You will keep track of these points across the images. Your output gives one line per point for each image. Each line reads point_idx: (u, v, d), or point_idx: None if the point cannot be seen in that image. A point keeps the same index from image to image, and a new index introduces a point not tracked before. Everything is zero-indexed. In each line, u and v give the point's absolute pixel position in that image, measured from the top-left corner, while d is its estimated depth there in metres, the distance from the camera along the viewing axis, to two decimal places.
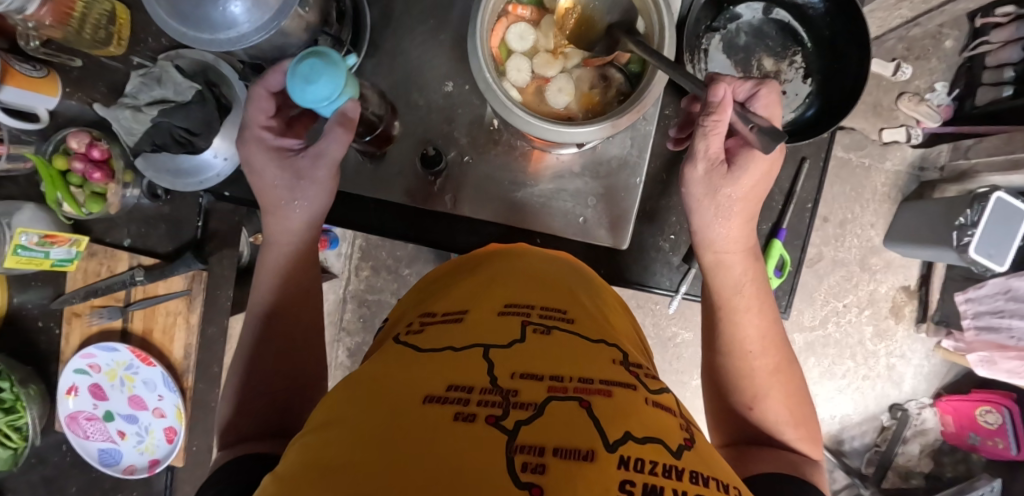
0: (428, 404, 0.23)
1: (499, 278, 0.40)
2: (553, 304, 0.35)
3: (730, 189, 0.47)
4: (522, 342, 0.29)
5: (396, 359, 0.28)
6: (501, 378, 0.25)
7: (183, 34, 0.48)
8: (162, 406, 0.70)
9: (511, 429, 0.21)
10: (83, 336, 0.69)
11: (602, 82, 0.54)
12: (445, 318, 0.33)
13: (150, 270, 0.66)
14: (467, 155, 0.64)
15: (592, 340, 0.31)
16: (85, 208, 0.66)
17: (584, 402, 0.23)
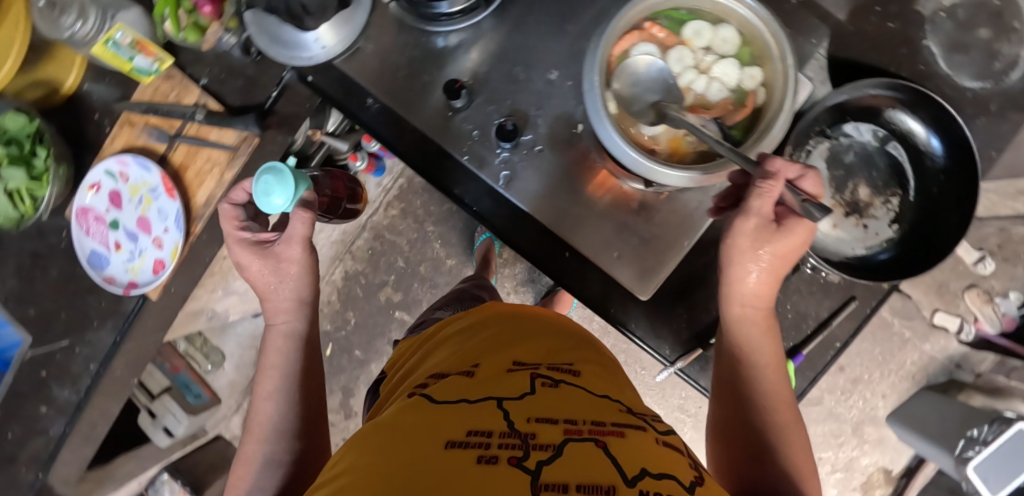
0: (452, 448, 0.28)
1: (502, 339, 0.46)
2: (561, 360, 0.42)
3: (771, 247, 0.46)
4: (533, 393, 0.35)
5: (416, 408, 0.34)
6: (518, 424, 0.31)
7: None
8: (163, 238, 0.70)
9: (533, 469, 0.26)
10: (127, 144, 0.70)
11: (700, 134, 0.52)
12: (457, 374, 0.39)
13: (212, 114, 0.66)
14: (541, 144, 0.63)
15: (597, 394, 0.37)
16: (181, 32, 0.66)
17: (600, 443, 0.29)
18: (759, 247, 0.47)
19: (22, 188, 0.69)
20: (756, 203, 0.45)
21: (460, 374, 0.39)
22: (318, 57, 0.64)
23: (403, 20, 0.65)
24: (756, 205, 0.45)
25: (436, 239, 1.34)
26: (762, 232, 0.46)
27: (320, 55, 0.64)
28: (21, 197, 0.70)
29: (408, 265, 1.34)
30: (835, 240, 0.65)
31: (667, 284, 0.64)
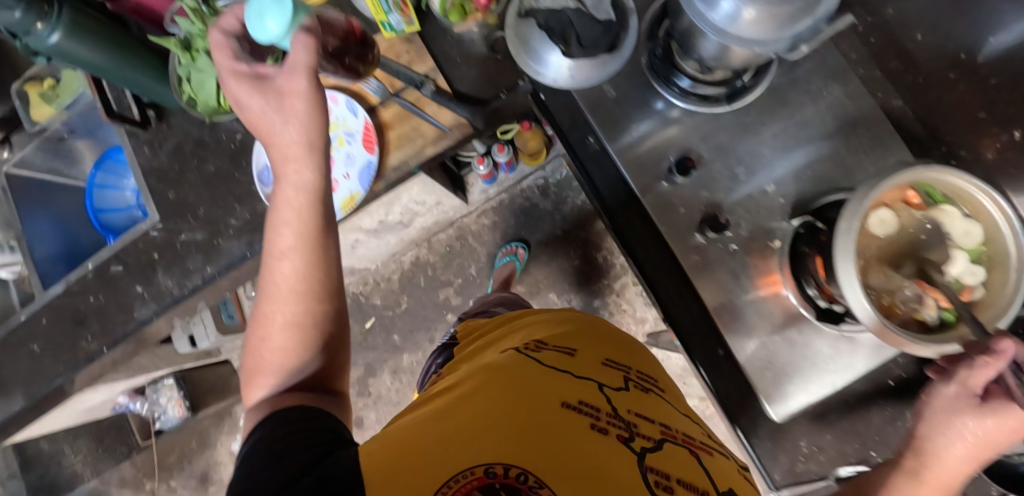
0: (568, 409, 0.37)
1: (583, 330, 0.52)
2: (645, 372, 0.49)
3: (974, 423, 0.44)
4: (627, 390, 0.43)
5: (533, 371, 0.41)
6: (622, 411, 0.39)
7: None
8: (338, 182, 0.69)
9: (637, 450, 0.35)
10: (341, 82, 0.72)
11: (917, 305, 0.53)
12: (560, 350, 0.46)
13: (440, 92, 0.67)
14: (737, 245, 0.65)
15: (674, 407, 0.45)
16: (443, 10, 0.67)
17: (684, 447, 0.38)
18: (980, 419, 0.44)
19: None
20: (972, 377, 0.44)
21: (563, 353, 0.46)
22: (562, 83, 0.66)
23: (646, 72, 0.67)
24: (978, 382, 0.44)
25: None
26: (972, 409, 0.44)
27: (565, 82, 0.66)
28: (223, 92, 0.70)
29: (479, 275, 1.35)
30: None
31: (800, 414, 0.65)
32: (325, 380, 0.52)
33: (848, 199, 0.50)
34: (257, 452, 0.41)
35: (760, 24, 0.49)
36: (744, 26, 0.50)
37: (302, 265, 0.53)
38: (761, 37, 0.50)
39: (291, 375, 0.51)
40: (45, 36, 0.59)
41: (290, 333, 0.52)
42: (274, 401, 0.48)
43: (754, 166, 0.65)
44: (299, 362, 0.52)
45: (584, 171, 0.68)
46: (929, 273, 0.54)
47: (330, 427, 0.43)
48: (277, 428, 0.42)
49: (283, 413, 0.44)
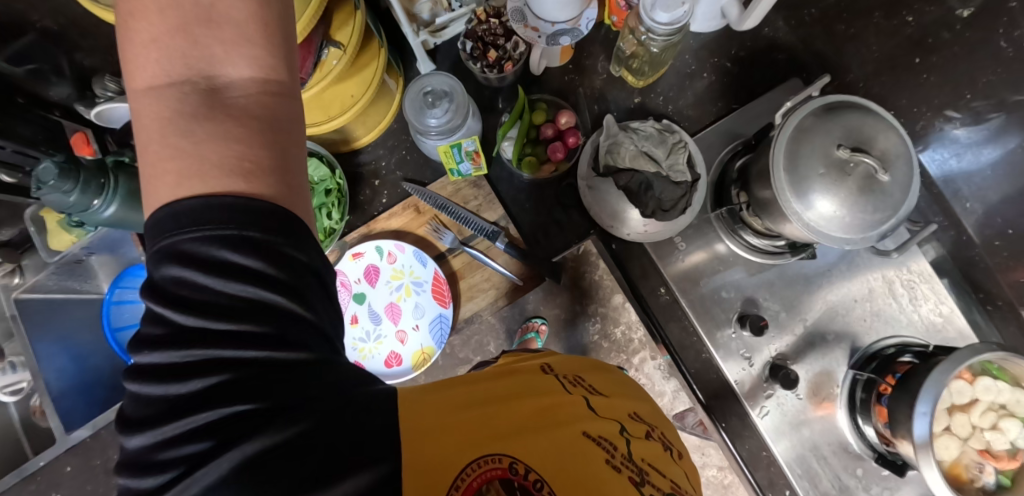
0: (590, 441, 0.31)
1: (643, 393, 0.42)
2: (672, 430, 0.41)
3: None
4: (651, 440, 0.36)
5: (540, 388, 0.34)
6: (635, 457, 0.32)
7: (779, 190, 0.54)
8: (409, 334, 0.67)
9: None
10: (406, 226, 0.70)
11: (979, 471, 0.58)
12: (589, 386, 0.37)
13: (513, 244, 0.66)
14: (802, 393, 0.69)
15: (693, 482, 0.38)
16: (516, 158, 0.68)
17: None
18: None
19: None
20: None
21: (588, 385, 0.37)
22: (636, 236, 0.68)
23: (707, 221, 0.72)
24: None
25: None
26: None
27: (639, 235, 0.68)
28: None
29: None
30: None
31: None
32: (260, 167, 0.28)
33: (930, 378, 0.56)
34: (254, 351, 0.24)
35: (851, 227, 0.53)
36: (834, 228, 0.53)
37: (266, 84, 0.30)
38: (849, 236, 0.54)
39: (197, 129, 0.28)
40: (100, 211, 0.54)
41: (184, 35, 0.29)
42: (177, 139, 0.28)
43: (815, 317, 0.70)
44: (189, 95, 0.29)
45: (654, 323, 0.71)
46: (989, 443, 0.59)
47: (274, 223, 0.27)
48: (198, 204, 0.26)
49: (220, 204, 0.26)
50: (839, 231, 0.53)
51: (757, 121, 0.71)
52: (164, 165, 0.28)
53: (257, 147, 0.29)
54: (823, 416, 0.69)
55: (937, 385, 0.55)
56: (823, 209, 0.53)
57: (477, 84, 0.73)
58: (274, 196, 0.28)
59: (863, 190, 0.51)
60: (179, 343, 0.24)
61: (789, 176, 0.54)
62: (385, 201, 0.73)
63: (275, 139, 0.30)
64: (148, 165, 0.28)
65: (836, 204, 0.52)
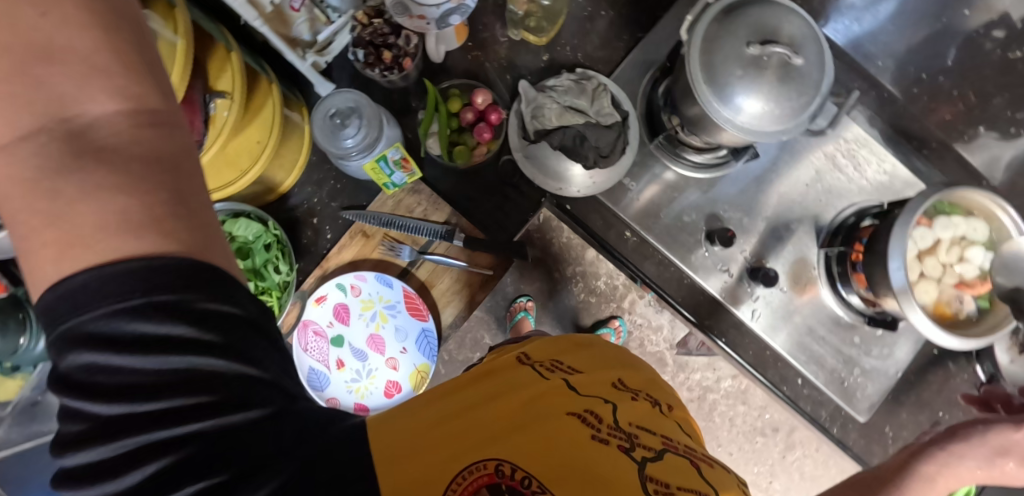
0: (572, 419, 0.30)
1: (628, 360, 0.41)
2: (659, 387, 0.40)
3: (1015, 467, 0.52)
4: (637, 401, 0.35)
5: (520, 380, 0.33)
6: (623, 424, 0.32)
7: (706, 103, 0.54)
8: (399, 358, 0.66)
9: (641, 462, 0.30)
10: (359, 255, 0.67)
11: (959, 303, 0.61)
12: (569, 368, 0.36)
13: (472, 238, 0.65)
14: (784, 284, 0.71)
15: (685, 429, 0.37)
16: (446, 152, 0.66)
17: (690, 462, 0.32)
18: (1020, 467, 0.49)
19: None
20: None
21: (567, 366, 0.37)
22: (586, 189, 0.68)
23: (651, 153, 0.71)
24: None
25: None
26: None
27: (590, 187, 0.67)
28: None
29: None
30: None
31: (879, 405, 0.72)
32: (167, 217, 0.22)
33: (895, 234, 0.57)
34: (200, 426, 0.21)
35: (780, 117, 0.54)
36: (767, 122, 0.54)
37: (139, 115, 0.23)
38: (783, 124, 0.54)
39: (67, 184, 0.22)
40: (31, 346, 0.50)
41: (19, 75, 0.21)
42: (42, 202, 0.22)
43: (776, 213, 0.72)
44: (51, 147, 0.22)
45: (629, 266, 0.71)
46: (962, 274, 0.62)
47: (196, 278, 0.22)
48: (88, 275, 0.20)
49: (112, 271, 0.20)
50: (772, 123, 0.54)
51: (665, 42, 0.71)
52: (38, 236, 0.22)
53: (146, 192, 0.22)
54: (809, 299, 0.71)
55: (903, 240, 0.57)
56: (751, 109, 0.53)
57: (384, 91, 0.70)
58: (187, 251, 0.22)
59: (782, 78, 0.52)
60: (104, 439, 0.20)
61: (711, 88, 0.54)
62: (331, 236, 0.69)
63: (181, 188, 0.24)
64: (12, 234, 0.23)
65: (762, 100, 0.53)
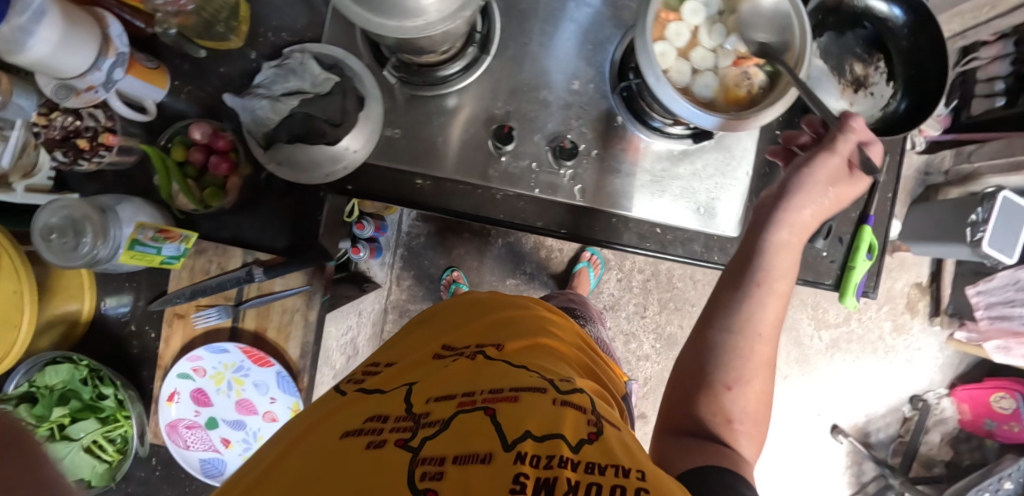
0: (348, 438, 0.33)
1: (460, 318, 0.54)
2: (487, 340, 0.47)
3: (833, 185, 0.56)
4: (452, 366, 0.42)
5: (343, 402, 0.40)
6: (420, 405, 0.36)
7: (368, 21, 0.47)
8: (274, 410, 0.64)
9: (417, 446, 0.31)
10: (187, 338, 0.65)
11: (749, 79, 0.56)
12: (386, 367, 0.47)
13: (270, 266, 0.62)
14: (596, 148, 0.65)
15: (514, 365, 0.42)
16: (203, 202, 0.62)
17: (489, 410, 0.33)
18: (831, 186, 0.56)
19: (99, 436, 0.62)
20: (842, 146, 0.54)
21: (392, 367, 0.46)
22: (353, 162, 0.62)
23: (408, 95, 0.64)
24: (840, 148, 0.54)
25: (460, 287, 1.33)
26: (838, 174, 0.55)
27: (355, 159, 0.62)
28: (101, 446, 0.62)
29: None
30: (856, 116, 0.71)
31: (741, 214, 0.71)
32: None
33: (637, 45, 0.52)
34: None
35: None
36: (439, 8, 0.47)
37: None
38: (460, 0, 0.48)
39: None
40: None
41: None
42: None
43: (554, 80, 0.64)
44: None
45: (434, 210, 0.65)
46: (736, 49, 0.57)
47: None
48: None
49: None
50: (448, 6, 0.47)
51: None
52: None
53: None
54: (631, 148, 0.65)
55: (647, 44, 0.51)
56: (413, 4, 0.46)
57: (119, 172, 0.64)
58: None
59: None
60: None
61: (364, 6, 0.47)
62: (155, 334, 0.66)
63: None
64: None
65: None
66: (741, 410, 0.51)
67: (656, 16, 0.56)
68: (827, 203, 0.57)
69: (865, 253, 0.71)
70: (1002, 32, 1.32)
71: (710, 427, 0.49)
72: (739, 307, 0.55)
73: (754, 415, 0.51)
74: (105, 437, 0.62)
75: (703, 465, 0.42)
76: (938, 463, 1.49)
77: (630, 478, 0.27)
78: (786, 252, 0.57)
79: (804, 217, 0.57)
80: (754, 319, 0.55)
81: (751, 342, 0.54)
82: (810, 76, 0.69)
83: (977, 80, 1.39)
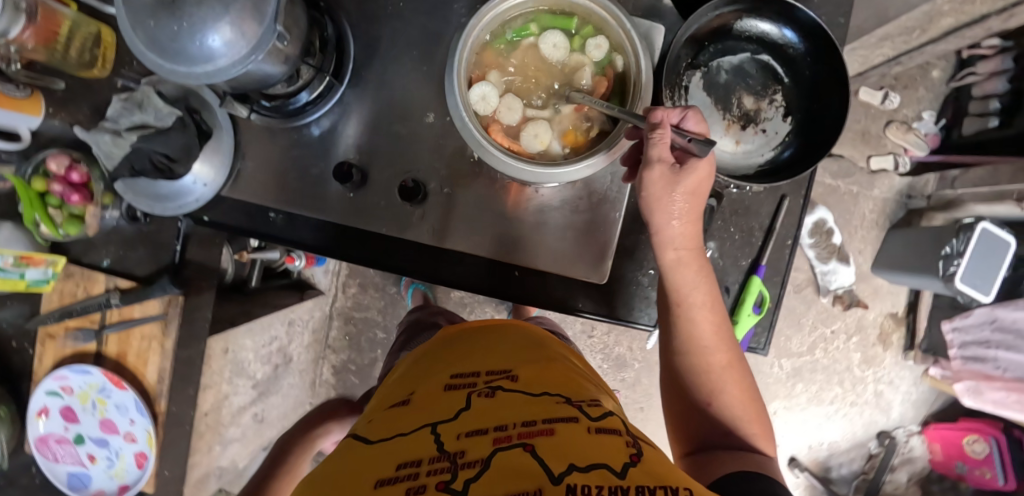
0: (382, 487, 0.29)
1: (457, 346, 0.52)
2: (496, 367, 0.45)
3: (681, 188, 0.48)
4: (468, 406, 0.38)
5: (357, 450, 0.35)
6: (449, 442, 0.33)
7: (159, 65, 0.48)
8: (133, 431, 0.67)
9: (462, 488, 0.28)
10: (56, 358, 0.67)
11: (587, 121, 0.56)
12: (399, 403, 0.42)
13: (127, 293, 0.64)
14: (448, 187, 0.65)
15: (535, 395, 0.39)
16: (62, 229, 0.64)
17: (527, 446, 0.31)
18: (673, 189, 0.48)
19: None
20: (654, 152, 0.47)
21: (398, 406, 0.42)
22: (205, 195, 0.63)
23: (270, 126, 0.65)
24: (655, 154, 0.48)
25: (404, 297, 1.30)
26: (668, 178, 0.48)
27: (206, 192, 0.63)
28: None
29: (388, 332, 1.31)
30: (743, 154, 0.65)
31: (617, 259, 0.68)
32: None
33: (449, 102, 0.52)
34: None
35: (238, 35, 0.47)
36: (227, 50, 0.47)
37: None
38: (252, 40, 0.48)
39: None
40: None
41: None
42: None
43: (412, 120, 0.65)
44: None
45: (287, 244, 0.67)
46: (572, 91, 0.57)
47: None
48: None
49: None
50: (237, 47, 0.48)
51: None
52: None
53: None
54: (486, 188, 0.65)
55: (459, 100, 0.51)
56: (202, 52, 0.47)
57: None
58: None
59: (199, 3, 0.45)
60: None
61: (157, 52, 0.47)
62: (33, 351, 0.68)
63: None
64: None
65: (200, 37, 0.46)
66: (731, 417, 0.50)
67: (481, 63, 0.57)
68: (686, 207, 0.50)
69: (751, 306, 0.66)
70: (1001, 44, 1.15)
71: (725, 438, 0.50)
72: (675, 329, 0.53)
73: (746, 415, 0.51)
74: None
75: (723, 480, 0.42)
76: None
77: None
78: (686, 267, 0.52)
79: (674, 230, 0.51)
80: (696, 335, 0.52)
81: (703, 359, 0.51)
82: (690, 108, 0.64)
83: (971, 97, 1.21)
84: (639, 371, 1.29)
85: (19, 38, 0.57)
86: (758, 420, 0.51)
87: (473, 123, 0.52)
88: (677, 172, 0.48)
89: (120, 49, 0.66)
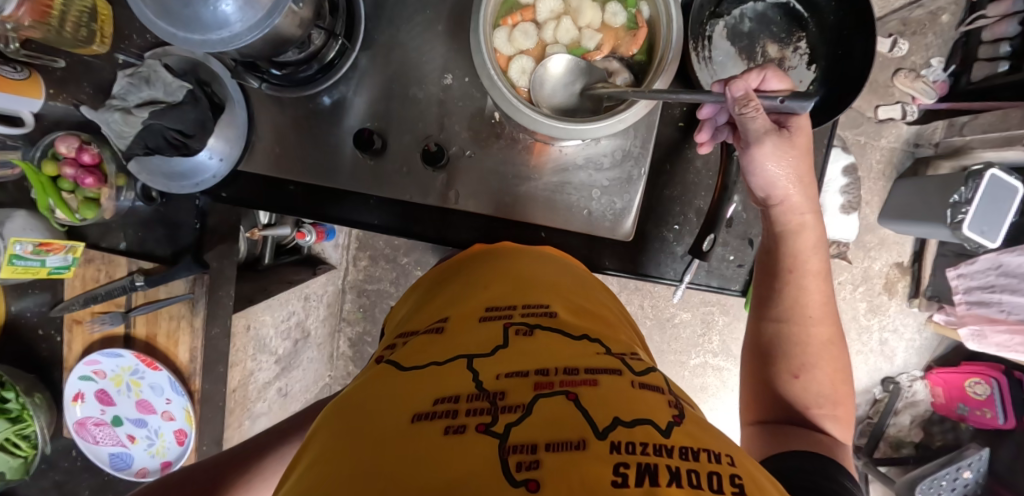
0: (420, 421, 0.27)
1: (487, 275, 0.49)
2: (536, 301, 0.42)
3: (791, 150, 0.51)
4: (507, 343, 0.35)
5: (385, 377, 0.34)
6: (488, 382, 0.30)
7: (171, 35, 0.46)
8: (171, 410, 0.69)
9: (503, 432, 0.26)
10: (86, 343, 0.68)
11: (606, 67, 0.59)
12: (429, 330, 0.40)
13: (151, 275, 0.64)
14: (468, 149, 0.65)
15: (575, 338, 0.36)
16: (79, 214, 0.63)
17: (572, 394, 0.29)
18: (787, 154, 0.51)
19: (11, 435, 0.66)
20: (756, 126, 0.50)
21: (430, 333, 0.39)
22: (221, 171, 0.63)
23: (281, 97, 0.64)
24: (757, 126, 0.50)
25: (415, 268, 1.29)
26: (783, 142, 0.51)
27: (222, 168, 0.63)
28: (15, 443, 0.67)
29: None
30: None
31: (641, 218, 0.67)
32: None
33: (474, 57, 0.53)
34: None
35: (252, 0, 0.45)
36: (243, 15, 0.46)
37: None
38: (267, 5, 0.46)
39: None
40: None
41: None
42: None
43: (422, 76, 0.64)
44: None
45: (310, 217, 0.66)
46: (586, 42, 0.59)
47: None
48: None
49: None
50: (253, 13, 0.46)
51: None
52: None
53: None
54: (507, 148, 0.65)
55: (487, 56, 0.52)
56: (216, 17, 0.45)
57: (6, 181, 0.65)
58: None
59: None
60: None
61: (168, 20, 0.46)
62: (60, 338, 0.69)
63: None
64: None
65: (214, 2, 0.45)
66: (817, 392, 0.52)
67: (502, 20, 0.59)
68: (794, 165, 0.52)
69: None
70: None
71: (800, 412, 0.52)
72: (784, 296, 0.54)
73: (832, 394, 0.53)
74: (17, 435, 0.67)
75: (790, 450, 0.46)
76: (907, 444, 1.41)
77: (725, 465, 0.25)
78: (808, 231, 0.54)
79: (794, 195, 0.53)
80: (804, 304, 0.54)
81: (808, 331, 0.53)
82: (713, 58, 0.63)
83: (982, 41, 1.14)
84: (651, 329, 1.30)
85: (15, 15, 0.55)
86: (842, 399, 0.53)
87: (502, 80, 0.53)
88: (788, 134, 0.51)
89: (116, 23, 0.64)
